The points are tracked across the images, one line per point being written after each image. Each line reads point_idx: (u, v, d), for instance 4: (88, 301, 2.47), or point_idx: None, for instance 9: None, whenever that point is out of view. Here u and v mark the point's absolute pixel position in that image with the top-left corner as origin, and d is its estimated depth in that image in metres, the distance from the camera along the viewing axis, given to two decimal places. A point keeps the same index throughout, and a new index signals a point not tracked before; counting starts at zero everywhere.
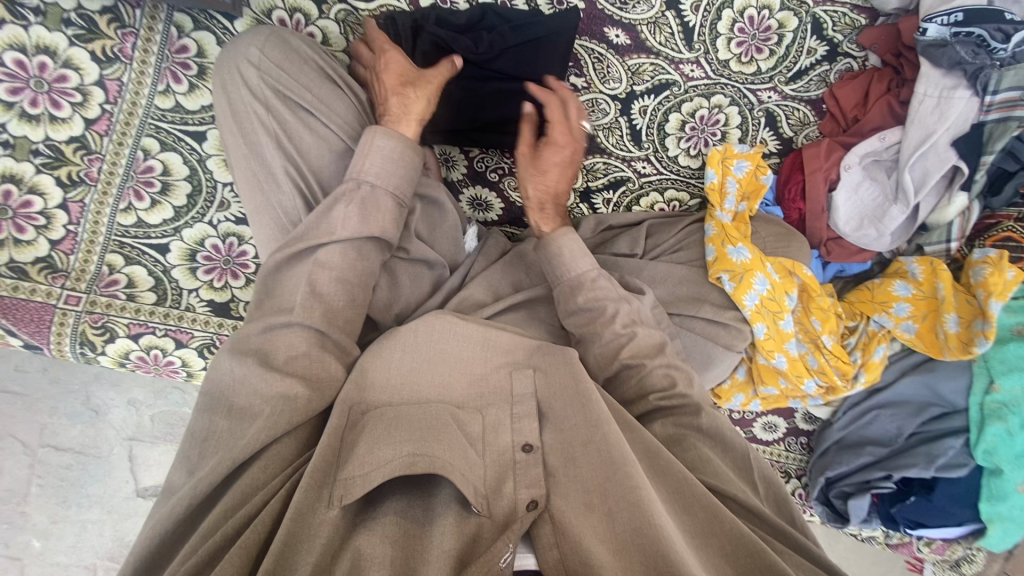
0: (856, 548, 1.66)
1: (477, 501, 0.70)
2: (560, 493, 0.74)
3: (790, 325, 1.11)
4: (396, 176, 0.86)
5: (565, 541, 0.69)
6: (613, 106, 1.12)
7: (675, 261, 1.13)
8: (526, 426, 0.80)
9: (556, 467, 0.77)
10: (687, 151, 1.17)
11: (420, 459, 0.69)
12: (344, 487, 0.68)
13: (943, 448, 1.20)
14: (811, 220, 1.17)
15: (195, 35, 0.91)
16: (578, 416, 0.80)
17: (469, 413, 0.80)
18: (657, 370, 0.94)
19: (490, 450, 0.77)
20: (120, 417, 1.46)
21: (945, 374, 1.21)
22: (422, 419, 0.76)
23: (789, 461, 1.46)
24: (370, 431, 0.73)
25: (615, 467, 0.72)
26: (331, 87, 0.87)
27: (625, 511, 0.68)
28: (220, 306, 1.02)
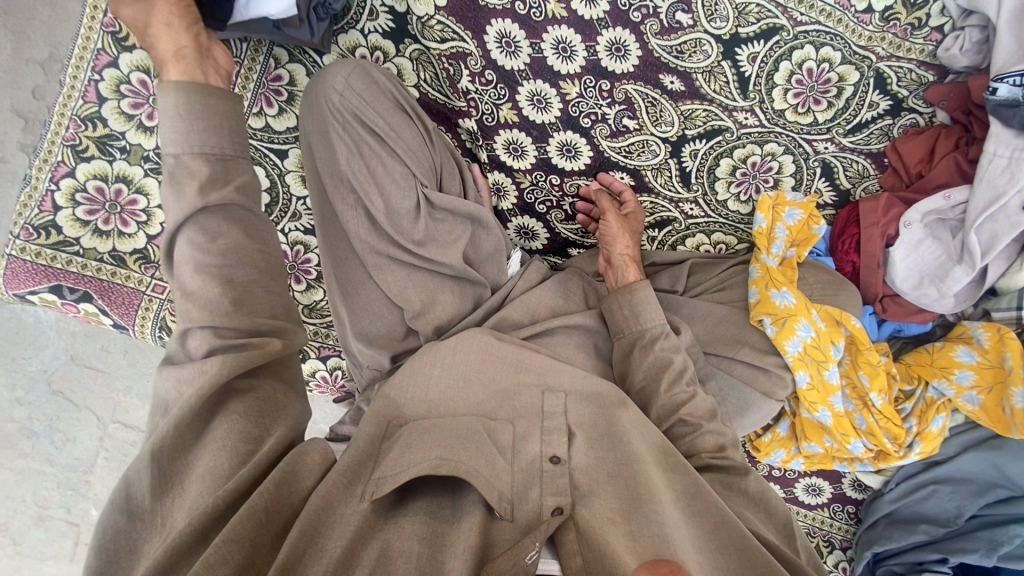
0: None
1: (500, 505, 0.69)
2: (588, 505, 0.72)
3: (835, 377, 1.06)
4: (191, 135, 0.71)
5: (589, 550, 0.64)
6: (663, 148, 1.15)
7: (716, 300, 1.14)
8: (556, 440, 0.79)
9: (582, 484, 0.75)
10: (737, 196, 1.18)
11: (446, 463, 0.69)
12: (375, 484, 0.69)
13: (1008, 536, 1.09)
14: (866, 274, 1.15)
15: (289, 67, 1.04)
16: (608, 450, 0.79)
17: (501, 423, 0.82)
18: (709, 434, 0.91)
19: (519, 458, 0.77)
20: None
21: (1015, 455, 1.10)
22: (455, 431, 0.76)
23: (834, 531, 1.37)
24: (405, 437, 0.75)
25: (639, 501, 0.72)
26: (402, 117, 0.95)
27: (650, 539, 0.65)
28: None
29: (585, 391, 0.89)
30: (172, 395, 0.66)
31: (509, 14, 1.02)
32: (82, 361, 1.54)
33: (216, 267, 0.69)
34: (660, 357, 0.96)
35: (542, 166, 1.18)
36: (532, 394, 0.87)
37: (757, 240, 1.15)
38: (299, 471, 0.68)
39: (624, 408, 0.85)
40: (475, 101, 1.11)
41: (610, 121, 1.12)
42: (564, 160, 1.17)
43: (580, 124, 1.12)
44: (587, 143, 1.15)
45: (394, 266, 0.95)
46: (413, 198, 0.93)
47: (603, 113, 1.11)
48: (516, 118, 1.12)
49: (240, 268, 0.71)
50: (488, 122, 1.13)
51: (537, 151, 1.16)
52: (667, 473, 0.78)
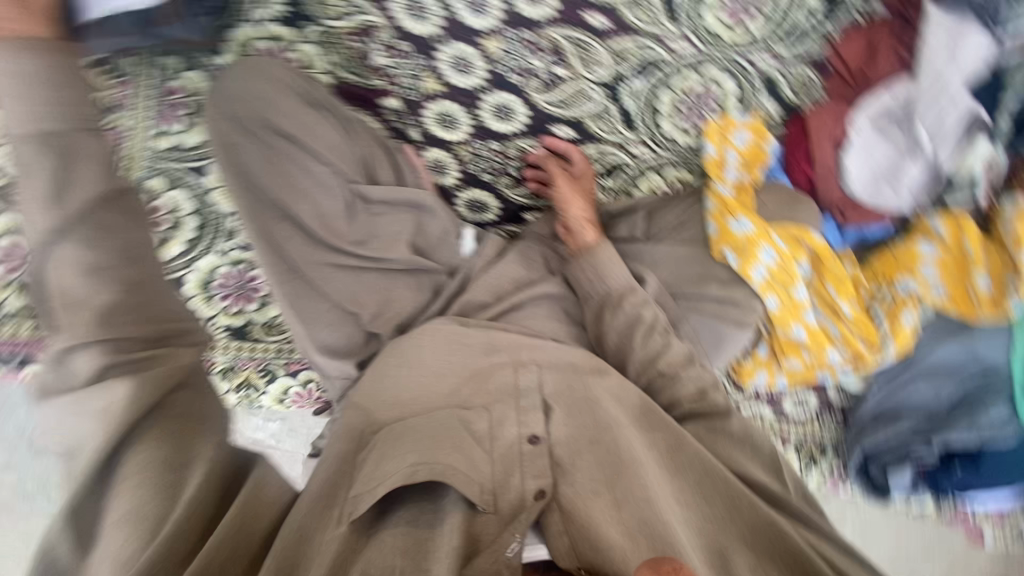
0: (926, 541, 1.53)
1: (481, 499, 0.71)
2: (569, 481, 0.74)
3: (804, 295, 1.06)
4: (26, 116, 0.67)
5: (573, 527, 0.70)
6: (600, 92, 1.09)
7: (679, 240, 1.11)
8: (533, 419, 0.79)
9: (563, 457, 0.76)
10: (684, 128, 1.12)
11: (422, 467, 0.70)
12: (352, 504, 0.70)
13: (987, 415, 1.14)
14: (821, 184, 1.13)
15: (185, 75, 0.96)
16: (587, 415, 0.79)
17: (476, 411, 0.81)
18: (689, 380, 0.90)
19: (498, 445, 0.77)
20: None
21: (985, 339, 1.14)
22: (428, 427, 0.77)
23: (823, 433, 1.40)
24: (379, 446, 0.76)
25: (620, 465, 0.74)
26: (311, 111, 0.88)
27: (635, 505, 0.70)
28: (237, 329, 1.07)
29: (557, 363, 0.86)
30: (71, 425, 0.62)
31: None
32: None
33: (110, 271, 0.67)
34: (631, 312, 0.95)
35: (479, 134, 1.10)
36: (507, 371, 0.85)
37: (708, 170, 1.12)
38: (259, 512, 0.68)
39: (603, 376, 0.83)
40: (393, 77, 1.02)
41: (541, 74, 1.06)
42: (500, 123, 1.10)
43: (509, 82, 1.06)
44: (521, 102, 1.08)
45: (341, 273, 0.90)
46: (343, 198, 0.89)
47: (533, 66, 1.05)
48: (443, 88, 1.04)
49: (131, 266, 0.70)
50: (412, 97, 1.04)
51: (470, 119, 1.08)
52: (648, 432, 0.79)
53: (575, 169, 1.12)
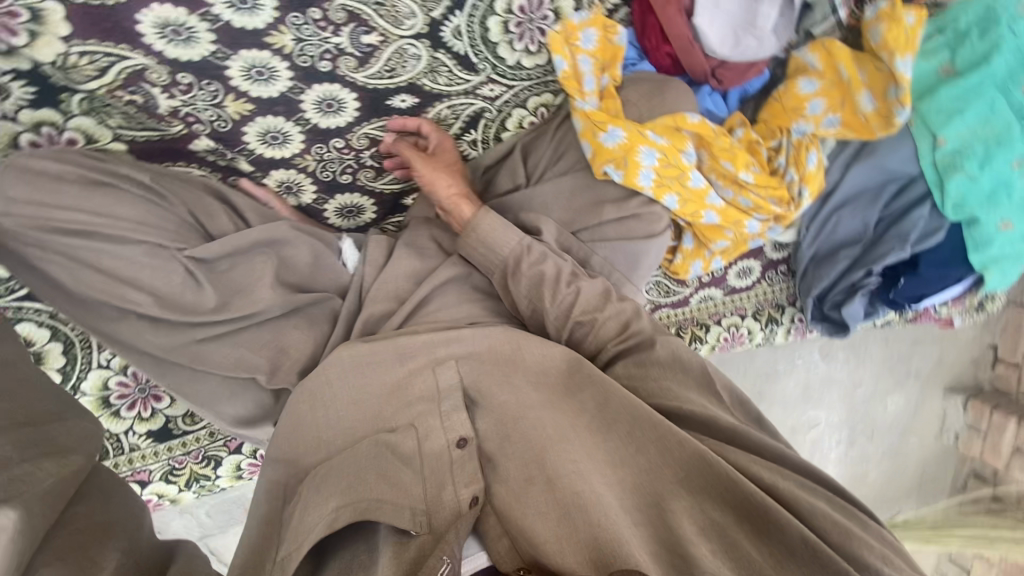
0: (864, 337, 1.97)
1: (414, 522, 0.74)
2: (500, 477, 0.79)
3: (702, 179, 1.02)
4: None
5: (510, 527, 0.74)
6: (423, 46, 0.98)
7: (559, 173, 1.06)
8: (457, 421, 0.82)
9: (492, 450, 0.81)
10: (527, 50, 1.04)
11: (345, 510, 0.73)
12: (282, 565, 0.71)
13: (913, 223, 1.14)
14: (684, 58, 1.04)
15: None
16: (508, 395, 0.83)
17: (401, 434, 0.82)
18: (609, 319, 0.90)
19: (427, 460, 0.80)
20: None
21: (888, 150, 1.12)
22: (356, 463, 0.79)
23: (778, 295, 1.41)
24: (304, 494, 0.78)
25: (547, 442, 0.78)
26: (102, 191, 0.77)
27: (567, 485, 0.73)
28: (159, 431, 1.01)
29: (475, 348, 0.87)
30: None
31: None
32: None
33: None
34: (532, 271, 0.91)
35: (315, 137, 1.00)
36: (425, 374, 0.86)
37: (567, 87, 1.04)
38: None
39: (521, 352, 0.86)
40: (192, 116, 0.91)
41: (350, 49, 0.94)
42: (330, 118, 0.99)
43: (320, 71, 0.94)
44: (344, 88, 0.97)
45: (220, 341, 0.85)
46: (181, 270, 0.80)
47: (335, 44, 0.93)
48: (251, 106, 0.93)
49: None
50: (223, 128, 0.94)
51: (299, 127, 0.98)
52: (577, 393, 0.83)
53: (433, 145, 1.04)
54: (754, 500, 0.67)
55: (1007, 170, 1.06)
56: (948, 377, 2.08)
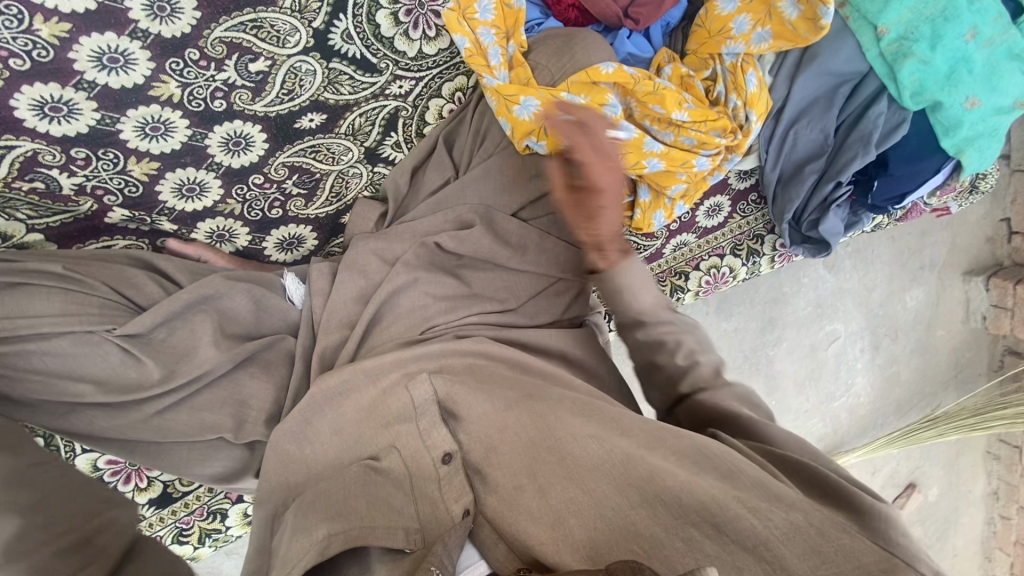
0: (868, 242, 1.88)
1: (408, 541, 0.70)
2: (489, 490, 0.75)
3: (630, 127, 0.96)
4: None
5: (506, 533, 0.71)
6: (315, 59, 0.93)
7: (484, 156, 1.02)
8: (438, 437, 0.80)
9: (479, 461, 0.77)
10: (425, 37, 0.99)
11: (335, 538, 0.68)
12: None
13: (872, 122, 1.06)
14: (589, 7, 0.99)
15: None
16: (483, 403, 0.80)
17: (386, 459, 0.80)
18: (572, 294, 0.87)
19: (417, 482, 0.78)
20: None
21: (829, 50, 1.03)
22: (343, 489, 0.76)
23: (754, 224, 1.35)
24: (291, 520, 0.73)
25: (535, 443, 0.74)
26: (16, 292, 0.77)
27: (556, 485, 0.70)
28: (158, 499, 1.03)
29: (438, 355, 0.88)
30: None
31: (19, 78, 0.78)
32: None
33: None
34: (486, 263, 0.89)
35: (232, 179, 0.97)
36: (398, 391, 0.84)
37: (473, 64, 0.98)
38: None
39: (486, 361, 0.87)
40: (100, 187, 0.89)
41: (239, 81, 0.90)
42: (242, 157, 0.96)
43: (216, 111, 0.91)
44: (247, 122, 0.94)
45: (179, 408, 0.84)
46: (116, 350, 0.80)
47: (224, 80, 0.89)
48: (156, 164, 0.91)
49: None
50: (135, 193, 0.92)
51: (213, 172, 0.96)
52: (556, 392, 0.81)
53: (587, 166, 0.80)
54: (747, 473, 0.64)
55: (961, 44, 0.98)
56: (965, 262, 2.01)
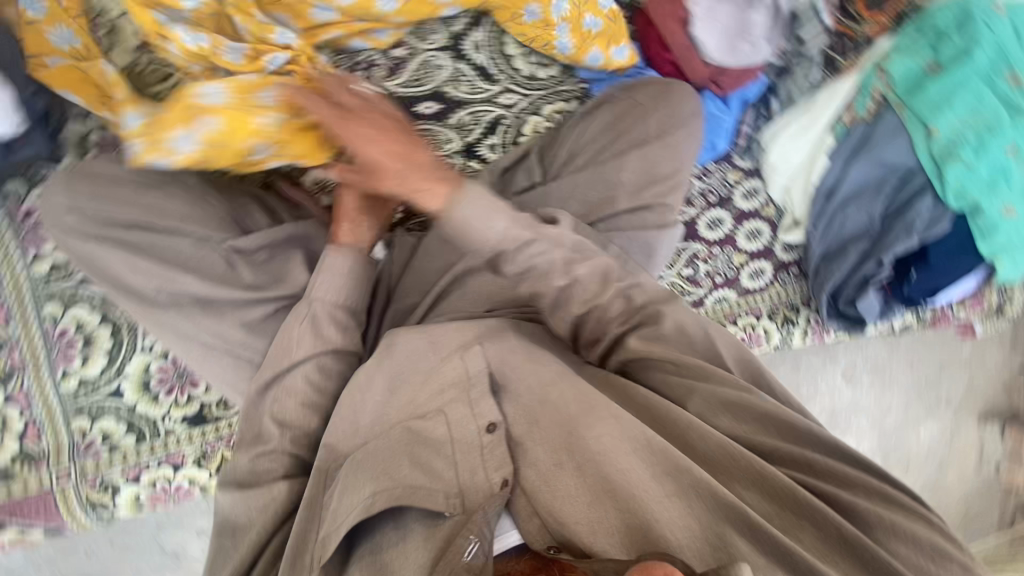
0: (907, 351, 1.83)
1: (447, 504, 0.74)
2: (529, 463, 0.78)
3: (238, 54, 0.87)
4: None
5: (540, 508, 0.75)
6: (447, 57, 1.11)
7: (575, 170, 1.05)
8: (485, 407, 0.79)
9: (521, 435, 0.79)
10: (540, 64, 1.16)
11: (382, 497, 0.73)
12: (321, 546, 0.72)
13: (917, 213, 1.17)
14: (686, 65, 1.13)
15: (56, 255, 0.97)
16: (531, 375, 0.81)
17: (432, 422, 0.79)
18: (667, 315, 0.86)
19: (458, 444, 0.79)
20: (198, 550, 1.32)
21: (885, 142, 1.18)
22: (389, 449, 0.77)
23: (790, 296, 1.38)
24: (341, 479, 0.76)
25: (573, 420, 0.77)
26: (154, 190, 0.87)
27: (596, 463, 0.74)
28: (194, 417, 1.04)
29: (496, 330, 0.86)
30: None
31: None
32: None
33: None
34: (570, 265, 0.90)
35: None
36: (455, 360, 0.81)
37: (600, 42, 1.10)
38: None
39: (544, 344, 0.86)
40: None
41: (381, 61, 1.07)
42: None
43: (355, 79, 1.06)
44: None
45: (259, 331, 0.89)
46: (220, 260, 0.87)
47: (368, 57, 1.07)
48: None
49: None
50: None
51: None
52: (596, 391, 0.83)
53: None
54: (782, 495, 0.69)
55: (1002, 156, 1.12)
56: None
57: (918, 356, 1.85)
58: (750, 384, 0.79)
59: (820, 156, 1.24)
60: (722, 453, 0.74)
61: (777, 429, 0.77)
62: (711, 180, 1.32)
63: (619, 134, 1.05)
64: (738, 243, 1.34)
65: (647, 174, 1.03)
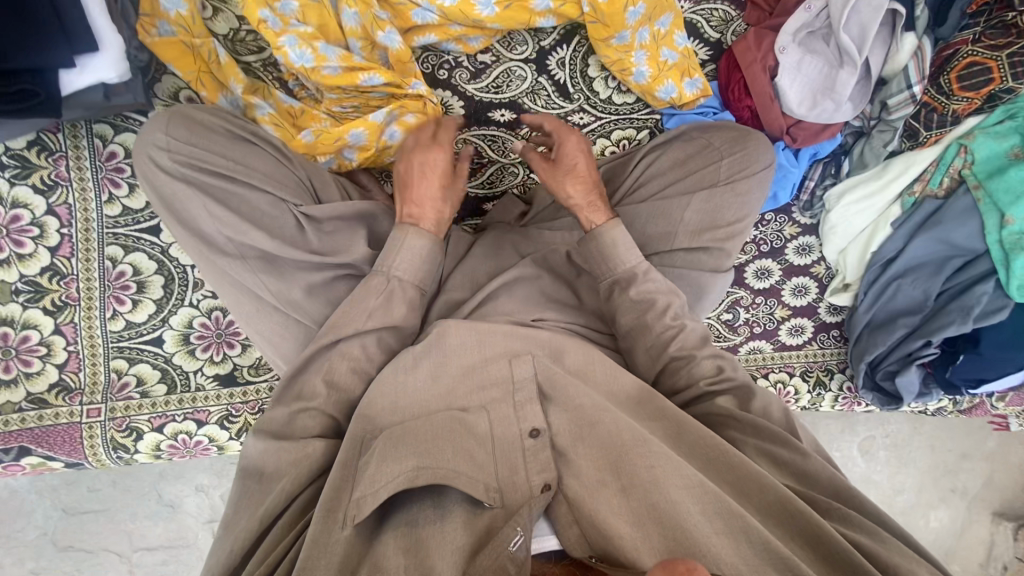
0: (939, 432, 1.75)
1: (487, 496, 0.75)
2: (572, 474, 0.79)
3: (336, 56, 0.96)
4: None
5: (582, 518, 0.74)
6: (529, 69, 1.12)
7: (640, 200, 1.06)
8: (530, 412, 0.83)
9: (565, 446, 0.81)
10: (618, 89, 1.16)
11: (424, 472, 0.74)
12: (355, 508, 0.72)
13: (976, 297, 1.14)
14: (764, 113, 1.12)
15: (126, 199, 0.99)
16: (585, 397, 0.83)
17: (475, 414, 0.83)
18: (707, 360, 0.91)
19: (499, 444, 0.81)
20: (195, 505, 1.35)
21: (954, 222, 1.15)
22: (432, 431, 0.79)
23: (828, 358, 1.36)
24: (380, 448, 0.77)
25: (623, 449, 0.78)
26: (246, 146, 0.87)
27: (644, 488, 0.74)
28: (225, 377, 1.06)
29: (545, 344, 0.90)
30: None
31: None
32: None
33: None
34: (643, 299, 0.92)
35: None
36: (501, 361, 0.86)
37: (671, 76, 1.10)
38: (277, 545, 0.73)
39: (592, 367, 0.89)
40: None
41: (465, 63, 1.09)
42: None
43: (438, 78, 1.09)
44: (454, 96, 1.10)
45: (318, 295, 0.89)
46: (292, 222, 0.87)
47: (454, 58, 1.09)
48: None
49: None
50: None
51: None
52: (650, 421, 0.84)
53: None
54: (842, 556, 0.64)
55: None
56: None
57: (955, 439, 1.76)
58: (787, 441, 0.79)
59: (882, 227, 1.22)
60: (779, 505, 0.70)
61: (821, 488, 0.76)
62: (766, 230, 1.30)
63: (687, 174, 1.04)
64: (783, 296, 1.32)
65: (707, 219, 1.02)
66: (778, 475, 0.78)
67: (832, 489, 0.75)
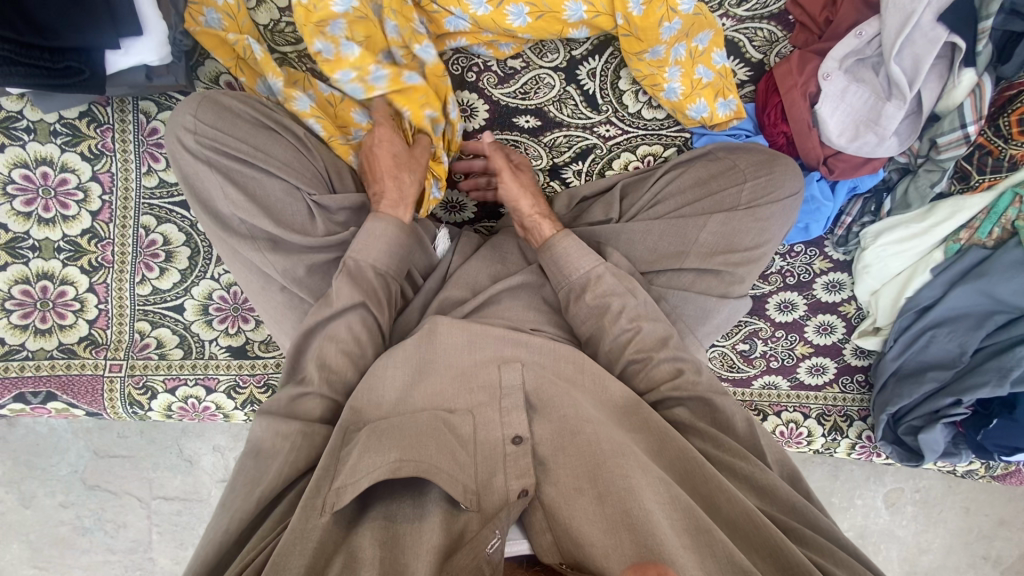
0: (980, 494, 1.61)
1: (464, 497, 0.73)
2: (551, 481, 0.77)
3: (385, 82, 0.98)
4: None
5: (556, 525, 0.73)
6: (558, 78, 1.12)
7: (654, 217, 1.02)
8: (515, 419, 0.81)
9: (545, 456, 0.80)
10: (648, 103, 1.14)
11: (407, 463, 0.70)
12: (335, 495, 0.70)
13: (1016, 359, 1.05)
14: (800, 141, 1.08)
15: (163, 172, 1.06)
16: (569, 408, 0.82)
17: (461, 416, 0.81)
18: (664, 363, 0.88)
19: (481, 448, 0.79)
20: (211, 462, 1.42)
21: (1000, 276, 1.07)
22: (416, 428, 0.77)
23: (849, 403, 1.29)
24: (363, 440, 0.75)
25: (602, 460, 0.75)
26: (266, 133, 0.91)
27: (614, 495, 0.71)
28: (237, 349, 1.11)
29: (539, 351, 0.88)
30: None
31: None
32: (26, 462, 1.39)
33: None
34: (598, 304, 0.92)
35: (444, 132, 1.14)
36: (490, 367, 0.85)
37: (706, 95, 1.07)
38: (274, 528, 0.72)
39: (581, 375, 0.86)
40: None
41: (494, 68, 1.11)
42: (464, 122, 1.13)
43: (466, 80, 1.11)
44: (480, 99, 1.12)
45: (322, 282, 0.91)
46: (303, 210, 0.91)
47: (484, 62, 1.11)
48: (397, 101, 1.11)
49: None
50: None
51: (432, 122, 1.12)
52: (631, 431, 0.81)
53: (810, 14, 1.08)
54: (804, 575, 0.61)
55: None
56: None
57: (994, 503, 1.61)
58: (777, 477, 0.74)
59: (921, 272, 1.15)
60: (745, 522, 0.68)
61: (780, 505, 0.74)
62: (794, 261, 1.24)
63: (707, 194, 1.01)
64: (806, 332, 1.26)
65: (724, 241, 0.98)
66: (749, 492, 0.75)
67: (789, 503, 0.73)
